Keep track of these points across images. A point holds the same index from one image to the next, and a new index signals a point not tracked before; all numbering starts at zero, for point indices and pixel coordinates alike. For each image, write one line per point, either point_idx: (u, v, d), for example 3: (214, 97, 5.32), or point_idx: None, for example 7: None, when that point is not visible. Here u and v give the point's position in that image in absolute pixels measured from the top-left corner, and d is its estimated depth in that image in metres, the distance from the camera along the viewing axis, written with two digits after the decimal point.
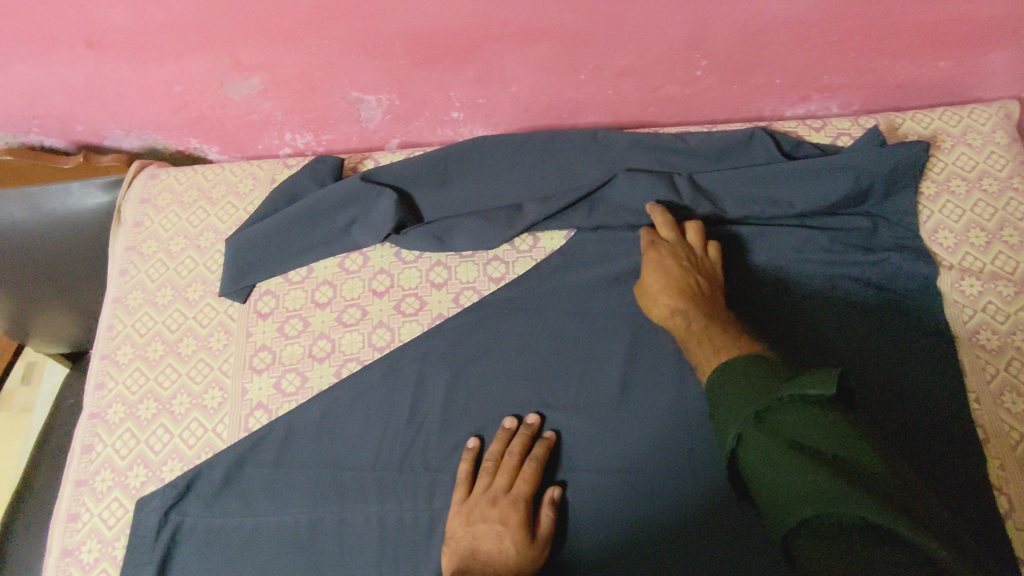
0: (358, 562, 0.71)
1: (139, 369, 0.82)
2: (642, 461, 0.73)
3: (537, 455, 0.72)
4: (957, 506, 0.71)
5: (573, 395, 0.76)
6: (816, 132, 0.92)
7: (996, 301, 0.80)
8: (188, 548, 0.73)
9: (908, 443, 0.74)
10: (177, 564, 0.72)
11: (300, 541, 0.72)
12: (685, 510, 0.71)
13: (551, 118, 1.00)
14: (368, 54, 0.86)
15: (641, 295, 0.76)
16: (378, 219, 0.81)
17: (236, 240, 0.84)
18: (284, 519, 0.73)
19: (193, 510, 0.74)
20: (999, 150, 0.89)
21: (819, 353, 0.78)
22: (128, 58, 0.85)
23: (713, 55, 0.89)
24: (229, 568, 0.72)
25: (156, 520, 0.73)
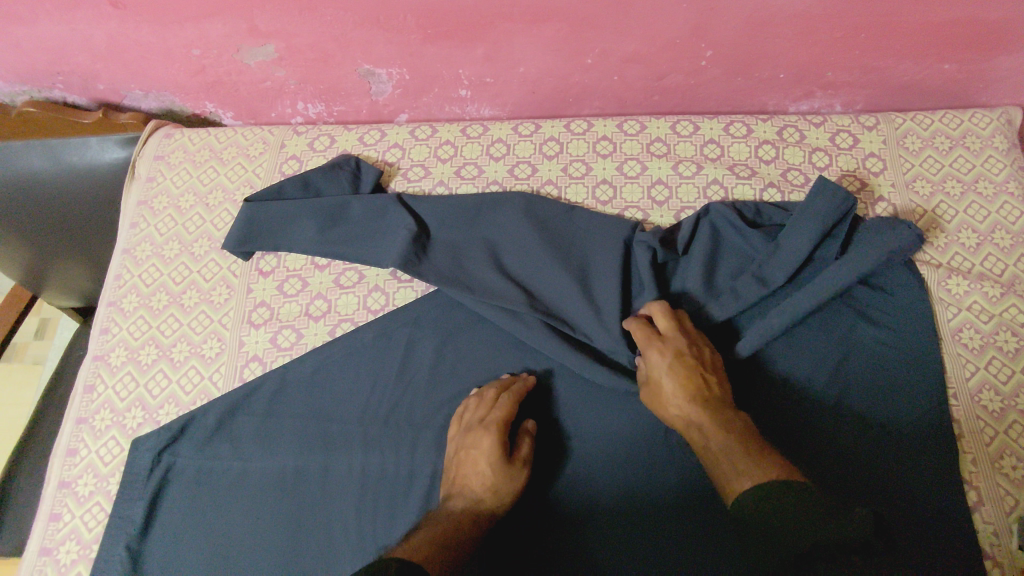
0: (337, 511, 0.73)
1: (143, 316, 0.85)
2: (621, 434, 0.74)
3: (515, 391, 0.74)
4: (926, 493, 0.71)
5: (558, 368, 0.78)
6: (816, 128, 0.93)
7: (981, 301, 0.81)
8: (178, 488, 0.75)
9: (891, 435, 0.73)
10: (165, 501, 0.75)
11: (285, 488, 0.74)
12: (660, 486, 0.72)
13: (556, 102, 1.02)
14: (380, 28, 0.89)
15: (652, 400, 0.70)
16: (391, 229, 0.83)
17: (247, 207, 0.85)
18: (272, 466, 0.75)
19: (185, 452, 0.77)
20: (998, 154, 0.89)
21: (802, 347, 0.78)
22: (150, 20, 0.88)
23: (717, 46, 0.91)
24: (216, 509, 0.74)
25: (149, 459, 0.76)
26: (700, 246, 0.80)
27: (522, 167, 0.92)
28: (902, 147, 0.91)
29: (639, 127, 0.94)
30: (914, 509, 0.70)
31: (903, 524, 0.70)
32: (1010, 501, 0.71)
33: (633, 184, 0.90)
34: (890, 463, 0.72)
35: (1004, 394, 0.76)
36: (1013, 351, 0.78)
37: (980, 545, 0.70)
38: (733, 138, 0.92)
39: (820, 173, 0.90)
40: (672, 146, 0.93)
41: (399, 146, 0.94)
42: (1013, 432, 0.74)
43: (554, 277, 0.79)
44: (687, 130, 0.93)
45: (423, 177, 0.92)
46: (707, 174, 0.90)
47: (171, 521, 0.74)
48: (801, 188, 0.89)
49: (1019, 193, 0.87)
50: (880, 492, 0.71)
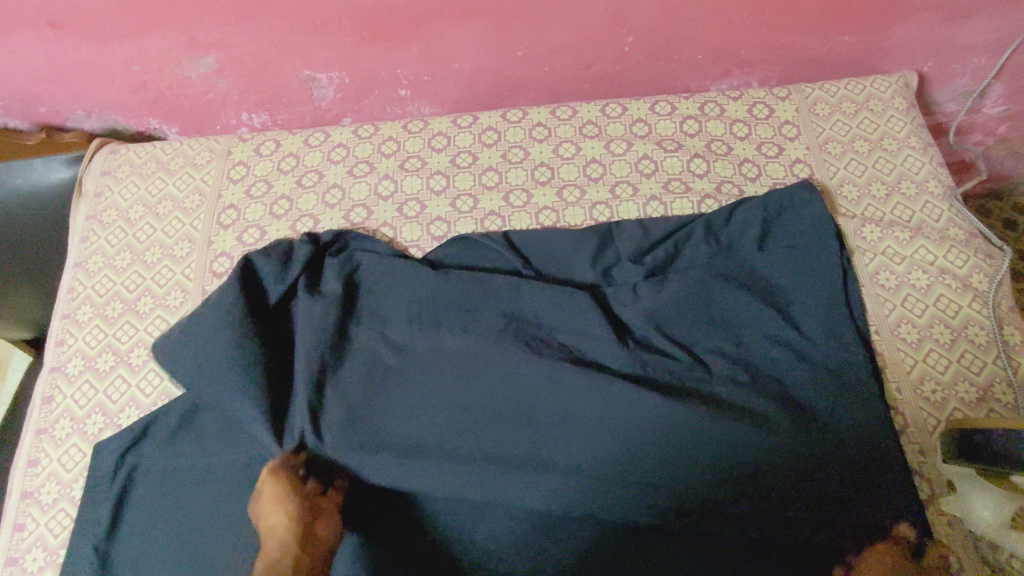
0: None
1: (98, 325, 0.86)
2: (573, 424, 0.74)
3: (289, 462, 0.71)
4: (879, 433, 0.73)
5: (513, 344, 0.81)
6: (734, 101, 1.00)
7: (893, 246, 0.87)
8: (143, 487, 0.76)
9: (844, 380, 0.76)
10: (130, 502, 0.75)
11: (250, 479, 0.74)
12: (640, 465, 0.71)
13: (492, 95, 1.07)
14: (317, 33, 0.93)
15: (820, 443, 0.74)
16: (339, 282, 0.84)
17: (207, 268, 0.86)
18: (236, 458, 0.75)
19: (148, 452, 0.77)
20: (899, 114, 0.97)
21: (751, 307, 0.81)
22: (89, 38, 0.90)
23: (636, 32, 0.97)
24: (181, 505, 0.74)
25: (113, 462, 0.76)
26: (635, 246, 0.87)
27: (463, 156, 0.96)
28: (813, 114, 0.98)
29: (571, 112, 0.99)
30: (872, 447, 0.72)
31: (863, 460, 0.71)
32: (932, 422, 0.77)
33: (569, 164, 0.95)
34: (853, 412, 0.74)
35: (920, 326, 0.82)
36: (925, 288, 0.85)
37: (910, 465, 0.75)
38: (659, 116, 0.98)
39: (741, 142, 0.96)
40: (602, 127, 0.98)
41: (343, 146, 0.97)
42: (930, 359, 0.80)
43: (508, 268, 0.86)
44: (615, 111, 0.99)
45: (369, 173, 0.95)
46: (637, 150, 0.96)
47: (137, 521, 0.74)
48: (724, 156, 0.95)
49: (920, 147, 0.95)
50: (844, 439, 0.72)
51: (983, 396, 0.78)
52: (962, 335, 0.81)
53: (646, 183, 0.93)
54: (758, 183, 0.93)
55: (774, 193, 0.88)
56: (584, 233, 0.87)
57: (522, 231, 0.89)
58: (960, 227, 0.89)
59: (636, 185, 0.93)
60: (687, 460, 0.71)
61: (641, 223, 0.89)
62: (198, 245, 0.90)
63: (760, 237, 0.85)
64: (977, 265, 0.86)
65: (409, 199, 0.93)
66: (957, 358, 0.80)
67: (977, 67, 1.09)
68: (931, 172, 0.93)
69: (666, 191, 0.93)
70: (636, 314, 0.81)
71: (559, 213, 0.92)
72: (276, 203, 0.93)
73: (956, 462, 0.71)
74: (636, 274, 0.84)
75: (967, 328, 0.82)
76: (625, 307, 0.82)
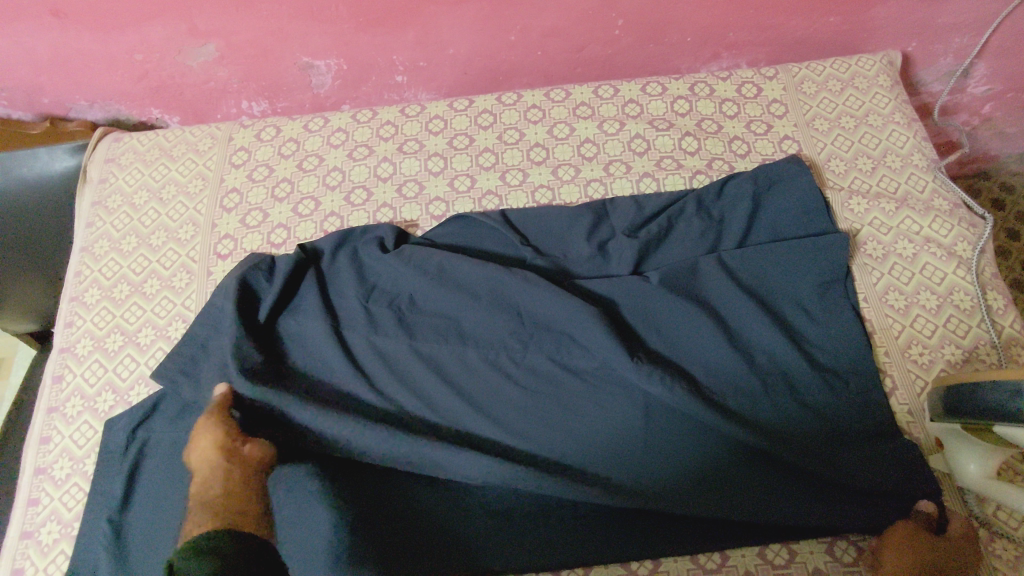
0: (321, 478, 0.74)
1: (107, 307, 0.88)
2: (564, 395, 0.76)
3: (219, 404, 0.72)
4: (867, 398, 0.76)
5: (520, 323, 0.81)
6: (723, 81, 1.02)
7: (880, 217, 0.90)
8: (150, 462, 0.77)
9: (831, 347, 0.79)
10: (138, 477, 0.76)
11: None
12: (648, 435, 0.74)
13: (488, 81, 1.09)
14: (315, 19, 0.95)
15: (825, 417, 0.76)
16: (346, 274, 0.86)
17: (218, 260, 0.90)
18: None
19: (156, 427, 0.78)
20: (884, 91, 1.00)
21: (743, 276, 0.84)
22: (91, 27, 0.92)
23: (627, 15, 1.00)
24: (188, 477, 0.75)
25: (123, 439, 0.78)
26: (630, 222, 0.89)
27: (460, 138, 0.98)
28: (800, 92, 1.01)
29: (565, 95, 1.01)
30: (861, 412, 0.76)
31: (851, 424, 0.75)
32: (920, 384, 0.79)
33: (564, 144, 0.98)
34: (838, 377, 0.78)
35: (907, 293, 0.85)
36: (912, 256, 0.87)
37: (900, 427, 0.77)
38: (650, 96, 1.01)
39: (731, 120, 0.99)
40: (595, 108, 1.00)
41: (342, 130, 0.99)
42: (918, 324, 0.83)
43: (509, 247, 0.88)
44: (607, 93, 1.02)
45: (368, 156, 0.97)
46: (630, 129, 0.98)
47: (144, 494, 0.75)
48: (714, 135, 0.97)
49: (904, 122, 0.97)
50: (832, 405, 0.76)
51: (969, 358, 0.80)
52: (948, 301, 0.84)
53: (639, 161, 0.96)
54: (748, 159, 0.96)
55: (764, 169, 0.91)
56: (582, 210, 0.90)
57: (520, 211, 0.91)
58: (944, 198, 0.91)
59: (629, 163, 0.96)
60: (682, 431, 0.74)
61: (636, 200, 0.91)
62: (202, 229, 0.93)
63: (750, 211, 0.88)
64: (961, 234, 0.88)
65: (408, 181, 0.95)
66: (943, 323, 0.83)
67: (959, 47, 1.12)
68: (916, 146, 0.95)
69: (659, 168, 0.95)
70: (625, 288, 0.83)
71: (554, 191, 0.94)
72: (278, 187, 0.95)
73: (943, 420, 0.73)
74: (630, 248, 0.86)
75: (952, 294, 0.84)
76: (615, 279, 0.84)
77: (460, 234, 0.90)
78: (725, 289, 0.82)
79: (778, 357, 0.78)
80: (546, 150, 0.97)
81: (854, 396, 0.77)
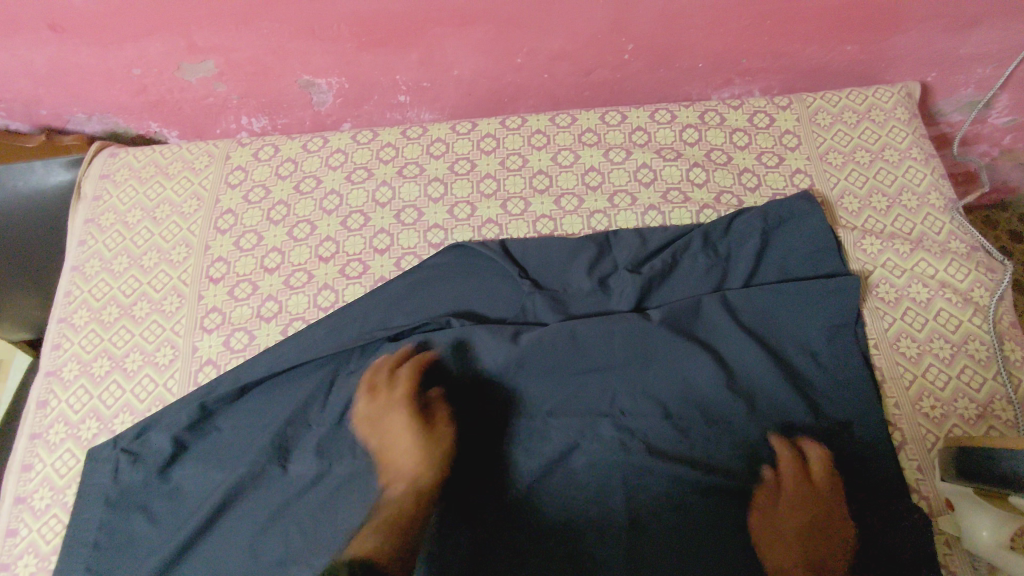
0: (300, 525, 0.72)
1: (94, 330, 0.86)
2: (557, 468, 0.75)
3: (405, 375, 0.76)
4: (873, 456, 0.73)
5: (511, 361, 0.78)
6: (734, 110, 0.99)
7: (894, 258, 0.87)
8: (121, 511, 0.75)
9: (835, 399, 0.76)
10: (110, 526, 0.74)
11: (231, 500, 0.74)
12: (644, 489, 0.72)
13: (492, 102, 1.07)
14: (317, 38, 0.92)
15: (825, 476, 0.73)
16: (341, 311, 0.85)
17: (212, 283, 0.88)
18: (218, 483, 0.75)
19: (129, 472, 0.76)
20: (901, 124, 0.96)
21: (748, 317, 0.80)
22: (90, 41, 0.90)
23: (637, 40, 0.97)
24: (165, 525, 0.74)
25: (100, 479, 0.76)
26: (633, 255, 0.86)
27: (461, 163, 0.96)
28: (814, 123, 0.97)
29: (570, 120, 0.99)
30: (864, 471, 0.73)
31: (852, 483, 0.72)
32: (930, 439, 0.76)
33: (568, 172, 0.95)
34: (844, 431, 0.75)
35: (919, 341, 0.82)
36: (926, 301, 0.84)
37: (908, 483, 0.74)
38: (658, 124, 0.98)
39: (741, 151, 0.95)
40: (601, 135, 0.98)
41: (342, 151, 0.97)
42: (930, 374, 0.80)
43: (507, 278, 0.86)
44: (615, 119, 0.99)
45: (366, 179, 0.95)
46: (636, 158, 0.95)
47: (116, 544, 0.73)
48: (723, 166, 0.94)
49: (922, 158, 0.94)
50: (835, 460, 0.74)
51: (982, 413, 0.77)
52: (962, 350, 0.81)
53: (645, 192, 0.93)
54: (758, 193, 0.92)
55: (773, 203, 0.87)
56: (583, 242, 0.87)
57: (520, 243, 0.88)
58: (961, 240, 0.88)
59: (635, 194, 0.93)
60: (675, 495, 0.72)
61: (640, 232, 0.89)
62: (195, 251, 0.91)
63: (758, 248, 0.85)
64: (979, 279, 0.85)
65: (407, 206, 0.93)
66: (956, 374, 0.79)
67: (980, 78, 1.08)
68: (933, 184, 0.92)
69: (665, 201, 0.92)
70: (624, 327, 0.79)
71: (557, 222, 0.91)
72: (273, 209, 0.93)
73: (954, 481, 0.70)
74: (632, 283, 0.83)
75: (967, 344, 0.81)
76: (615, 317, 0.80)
77: (458, 263, 0.88)
78: (728, 331, 0.79)
79: (782, 406, 0.75)
80: (549, 178, 0.95)
81: (858, 454, 0.74)
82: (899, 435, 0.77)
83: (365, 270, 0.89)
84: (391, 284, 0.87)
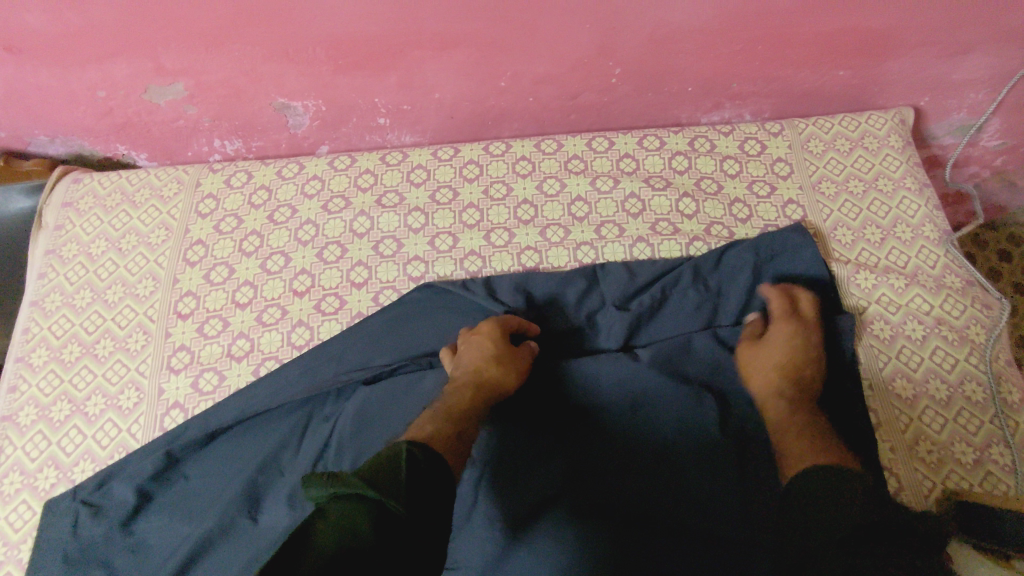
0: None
1: (54, 370, 0.82)
2: (571, 461, 0.72)
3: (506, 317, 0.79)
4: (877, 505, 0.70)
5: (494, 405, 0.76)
6: (725, 137, 0.96)
7: (888, 293, 0.84)
8: (79, 568, 0.70)
9: None
10: None
11: (197, 554, 0.69)
12: (641, 511, 0.69)
13: (476, 125, 1.03)
14: (291, 61, 0.88)
15: None
16: (315, 350, 0.81)
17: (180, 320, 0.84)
18: (186, 535, 0.70)
19: (89, 526, 0.71)
20: (894, 153, 0.94)
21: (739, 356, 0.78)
22: (49, 63, 0.86)
23: (625, 64, 0.93)
24: None
25: (58, 534, 0.71)
26: (621, 289, 0.83)
27: (443, 191, 0.92)
28: (806, 151, 0.95)
29: (556, 146, 0.95)
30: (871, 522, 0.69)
31: None
32: (928, 486, 0.74)
33: (554, 202, 0.91)
34: None
35: (915, 381, 0.79)
36: (922, 340, 0.81)
37: None
38: (647, 151, 0.95)
39: (732, 180, 0.93)
40: (588, 162, 0.94)
41: (318, 178, 0.93)
42: (926, 417, 0.77)
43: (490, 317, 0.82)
44: (602, 146, 0.96)
45: (344, 208, 0.91)
46: (624, 187, 0.92)
47: None
48: (714, 196, 0.91)
49: (916, 188, 0.91)
50: None
51: (980, 458, 0.75)
52: (959, 391, 0.78)
53: (633, 223, 0.90)
54: (749, 225, 0.89)
55: (765, 237, 0.85)
56: (567, 276, 0.84)
57: (506, 277, 0.85)
58: (956, 274, 0.86)
59: (623, 226, 0.90)
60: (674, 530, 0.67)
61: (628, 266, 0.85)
62: (162, 284, 0.86)
63: (751, 285, 0.82)
64: (974, 316, 0.83)
65: (386, 237, 0.89)
66: (953, 417, 0.77)
67: (974, 103, 1.06)
68: (928, 215, 0.89)
69: (654, 232, 0.89)
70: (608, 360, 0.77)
71: (542, 253, 0.88)
72: (246, 239, 0.89)
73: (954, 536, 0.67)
74: (619, 317, 0.81)
75: (964, 385, 0.79)
76: (601, 356, 0.79)
77: (439, 299, 0.84)
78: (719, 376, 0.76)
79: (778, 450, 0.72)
80: (535, 207, 0.91)
81: None
82: (896, 484, 0.74)
83: (342, 305, 0.85)
84: (368, 321, 0.83)
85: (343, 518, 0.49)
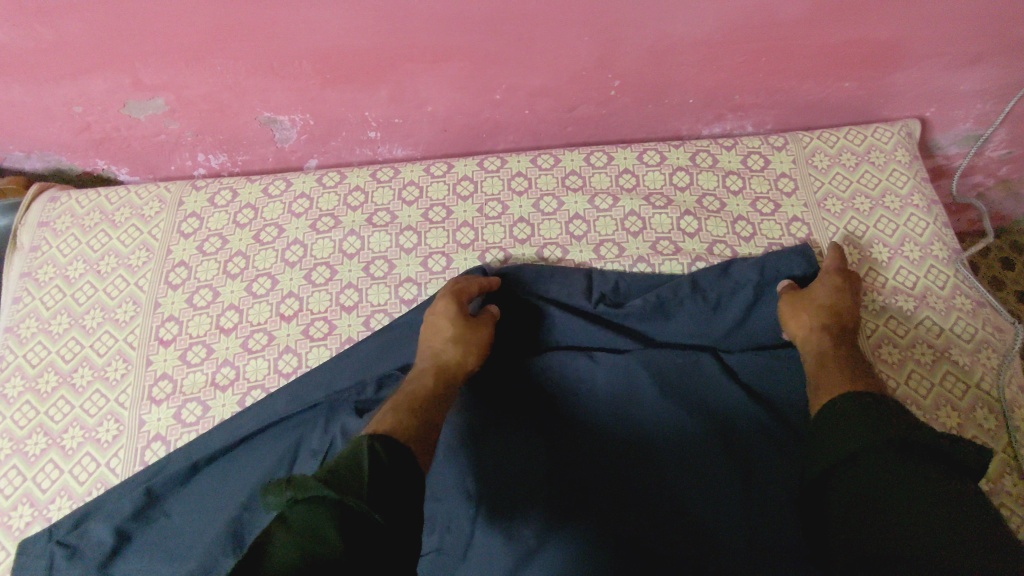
0: None
1: (29, 401, 0.79)
2: (555, 450, 0.72)
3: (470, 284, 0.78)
4: None
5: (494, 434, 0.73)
6: (727, 151, 0.93)
7: (896, 316, 0.82)
8: None
9: None
10: None
11: None
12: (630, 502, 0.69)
13: (469, 138, 1.00)
14: (276, 75, 0.84)
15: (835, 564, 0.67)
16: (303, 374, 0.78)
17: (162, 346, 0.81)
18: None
19: (65, 569, 0.68)
20: (901, 168, 0.91)
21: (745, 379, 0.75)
22: (22, 78, 0.82)
23: (624, 76, 0.90)
24: None
25: None
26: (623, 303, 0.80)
27: (436, 210, 0.89)
28: (811, 166, 0.92)
29: (553, 161, 0.92)
30: None
31: None
32: None
33: (551, 220, 0.88)
34: None
35: (925, 409, 0.77)
36: (931, 364, 0.79)
37: None
38: (647, 166, 0.92)
39: (734, 197, 0.90)
40: (586, 178, 0.91)
41: (306, 196, 0.90)
42: None
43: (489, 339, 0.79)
44: (600, 161, 0.92)
45: (333, 228, 0.87)
46: (624, 205, 0.89)
47: None
48: (716, 213, 0.88)
49: (924, 205, 0.89)
50: None
51: (992, 490, 0.72)
52: (969, 419, 0.76)
53: (633, 242, 0.87)
54: (753, 243, 0.86)
55: (774, 254, 0.81)
56: (568, 283, 0.81)
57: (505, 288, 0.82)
58: (966, 296, 0.83)
59: (622, 245, 0.87)
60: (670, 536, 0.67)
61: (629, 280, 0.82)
62: (143, 308, 0.83)
63: (757, 309, 0.79)
64: (985, 339, 0.81)
65: (377, 257, 0.86)
66: None
67: (981, 113, 1.03)
68: (936, 233, 0.87)
69: (655, 252, 0.86)
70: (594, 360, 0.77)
71: None
72: (231, 260, 0.86)
73: None
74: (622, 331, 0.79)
75: (975, 412, 0.76)
76: (598, 357, 0.77)
77: None
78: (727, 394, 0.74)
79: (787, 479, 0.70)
80: (532, 225, 0.88)
81: None
82: None
83: (330, 330, 0.81)
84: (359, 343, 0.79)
85: (302, 522, 0.49)
